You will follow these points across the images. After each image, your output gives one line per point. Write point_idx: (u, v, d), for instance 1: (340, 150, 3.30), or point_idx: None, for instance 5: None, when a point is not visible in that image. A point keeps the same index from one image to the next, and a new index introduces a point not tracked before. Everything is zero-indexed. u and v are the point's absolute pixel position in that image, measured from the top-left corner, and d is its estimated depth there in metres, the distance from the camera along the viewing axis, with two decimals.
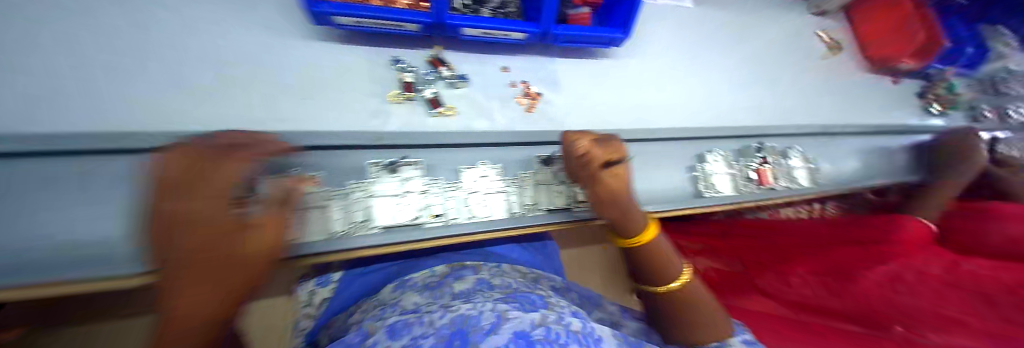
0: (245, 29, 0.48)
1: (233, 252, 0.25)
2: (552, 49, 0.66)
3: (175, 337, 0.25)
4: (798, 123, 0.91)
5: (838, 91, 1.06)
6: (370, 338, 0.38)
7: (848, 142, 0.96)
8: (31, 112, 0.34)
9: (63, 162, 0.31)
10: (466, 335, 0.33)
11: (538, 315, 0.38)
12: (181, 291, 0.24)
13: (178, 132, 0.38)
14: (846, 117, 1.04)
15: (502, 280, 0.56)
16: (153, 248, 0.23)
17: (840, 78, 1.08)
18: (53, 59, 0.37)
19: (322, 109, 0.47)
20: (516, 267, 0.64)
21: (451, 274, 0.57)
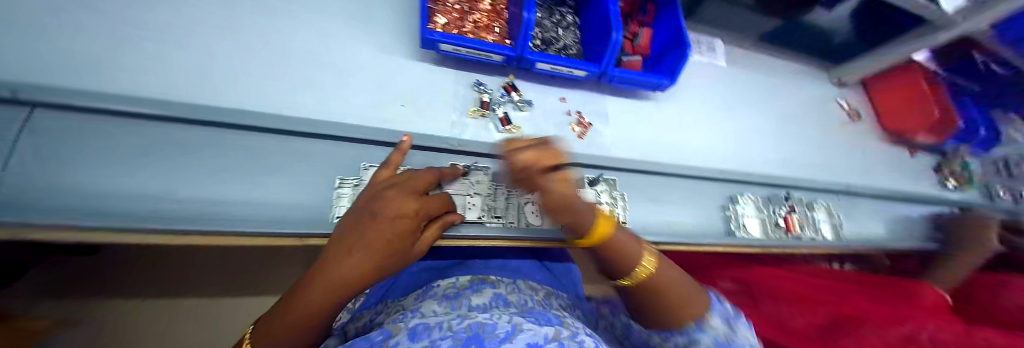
0: (365, 46, 0.60)
1: (402, 210, 0.38)
2: (605, 89, 0.75)
3: (341, 266, 0.33)
4: (821, 179, 0.98)
5: (857, 155, 1.13)
6: (392, 338, 0.34)
7: (867, 204, 1.02)
8: (237, 99, 0.50)
9: (287, 147, 0.49)
10: (482, 341, 0.30)
11: (553, 330, 0.34)
12: (366, 230, 0.35)
13: (313, 122, 0.49)
14: (865, 181, 1.10)
15: (522, 298, 0.49)
16: (367, 203, 0.38)
17: (859, 144, 1.16)
18: (246, 63, 0.52)
19: (416, 115, 0.58)
20: (530, 285, 0.58)
21: (470, 285, 0.50)
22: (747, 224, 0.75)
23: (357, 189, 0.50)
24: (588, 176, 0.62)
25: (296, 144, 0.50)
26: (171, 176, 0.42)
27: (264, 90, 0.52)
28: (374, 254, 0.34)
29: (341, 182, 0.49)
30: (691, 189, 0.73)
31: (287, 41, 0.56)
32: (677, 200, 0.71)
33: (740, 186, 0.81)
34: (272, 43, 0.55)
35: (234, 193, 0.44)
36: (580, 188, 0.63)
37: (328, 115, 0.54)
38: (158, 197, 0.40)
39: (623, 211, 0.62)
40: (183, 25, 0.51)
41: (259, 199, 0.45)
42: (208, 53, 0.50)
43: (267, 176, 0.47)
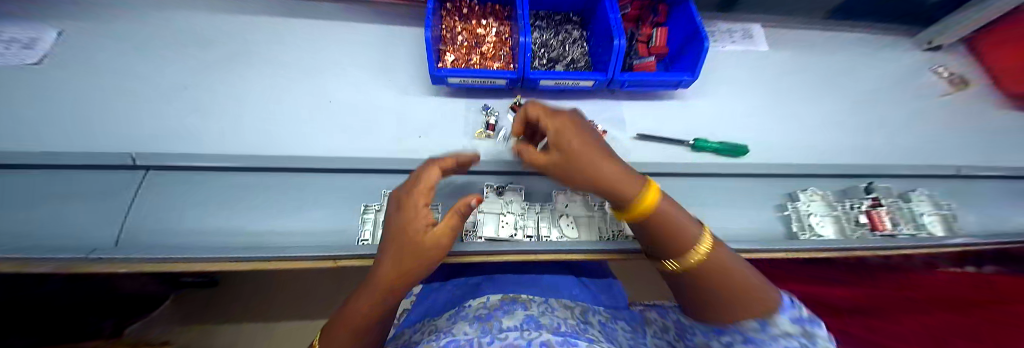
0: (386, 90, 0.69)
1: (403, 207, 0.36)
2: (619, 94, 0.73)
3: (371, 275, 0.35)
4: (919, 163, 0.80)
5: (973, 129, 0.90)
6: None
7: (1000, 190, 0.79)
8: (289, 148, 0.61)
9: (322, 183, 0.57)
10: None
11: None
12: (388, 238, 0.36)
13: (343, 161, 0.57)
14: (991, 160, 0.86)
15: (556, 320, 0.46)
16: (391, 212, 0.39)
17: (969, 117, 0.92)
18: (294, 119, 0.64)
19: (431, 144, 0.63)
20: (564, 302, 0.54)
21: (501, 306, 0.48)
22: (818, 225, 0.61)
23: (379, 214, 0.54)
24: None
25: (330, 179, 0.57)
26: (241, 214, 0.53)
27: (308, 138, 0.62)
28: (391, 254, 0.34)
29: (366, 208, 0.53)
30: (731, 188, 0.65)
31: (326, 96, 0.67)
32: (716, 202, 0.63)
33: (800, 181, 0.69)
34: (316, 99, 0.67)
35: (283, 224, 0.53)
36: None
37: (357, 152, 0.61)
38: (233, 231, 0.52)
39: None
40: (256, 97, 0.66)
41: (301, 228, 0.53)
42: (269, 116, 0.64)
43: (308, 208, 0.55)
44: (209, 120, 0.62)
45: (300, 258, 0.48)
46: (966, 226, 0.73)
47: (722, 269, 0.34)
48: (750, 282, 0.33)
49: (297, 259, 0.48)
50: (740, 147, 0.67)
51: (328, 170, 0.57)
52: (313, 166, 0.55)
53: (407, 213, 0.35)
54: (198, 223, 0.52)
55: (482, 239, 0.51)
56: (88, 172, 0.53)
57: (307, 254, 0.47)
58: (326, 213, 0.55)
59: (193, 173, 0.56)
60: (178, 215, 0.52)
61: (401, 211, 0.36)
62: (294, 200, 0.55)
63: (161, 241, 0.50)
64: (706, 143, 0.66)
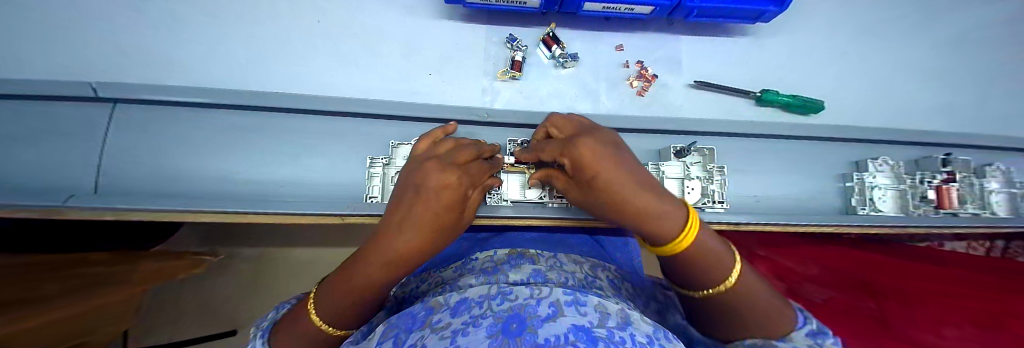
0: (385, 4, 0.53)
1: (435, 172, 0.32)
2: (678, 26, 0.58)
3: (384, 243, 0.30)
4: (1006, 132, 0.68)
5: None
6: (434, 315, 0.27)
7: None
8: (274, 81, 0.50)
9: (318, 128, 0.48)
10: (523, 320, 0.21)
11: (599, 315, 0.23)
12: (407, 206, 0.31)
13: (338, 101, 0.47)
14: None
15: (565, 275, 0.42)
16: (413, 177, 0.33)
17: None
18: (272, 43, 0.51)
19: (443, 84, 0.51)
20: (573, 257, 0.51)
21: (508, 261, 0.44)
22: (880, 199, 0.55)
23: (388, 168, 0.46)
24: (677, 146, 0.50)
25: (328, 123, 0.48)
26: (229, 160, 0.46)
27: (293, 70, 0.50)
28: (417, 228, 0.30)
29: (372, 161, 0.45)
30: (791, 153, 0.56)
31: (312, 13, 0.52)
32: (770, 168, 0.55)
33: (870, 148, 0.59)
34: (297, 17, 0.52)
35: (282, 173, 0.47)
36: (663, 160, 0.52)
37: (355, 91, 0.50)
38: (229, 179, 0.46)
39: (721, 186, 0.50)
40: (222, 9, 0.51)
41: (301, 180, 0.47)
42: (241, 36, 0.50)
43: (306, 157, 0.47)
44: (171, 39, 0.49)
45: (303, 214, 0.43)
46: None
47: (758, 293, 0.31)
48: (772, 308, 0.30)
49: (300, 214, 0.43)
50: (816, 102, 0.55)
51: (323, 113, 0.48)
52: (304, 107, 0.46)
53: (433, 179, 0.31)
54: (188, 168, 0.45)
55: (504, 202, 0.46)
56: (35, 102, 0.43)
57: (309, 210, 0.42)
58: (325, 164, 0.48)
59: (166, 109, 0.46)
60: (161, 158, 0.45)
61: (440, 174, 0.32)
62: (285, 147, 0.47)
63: (152, 187, 0.44)
64: (777, 96, 0.54)
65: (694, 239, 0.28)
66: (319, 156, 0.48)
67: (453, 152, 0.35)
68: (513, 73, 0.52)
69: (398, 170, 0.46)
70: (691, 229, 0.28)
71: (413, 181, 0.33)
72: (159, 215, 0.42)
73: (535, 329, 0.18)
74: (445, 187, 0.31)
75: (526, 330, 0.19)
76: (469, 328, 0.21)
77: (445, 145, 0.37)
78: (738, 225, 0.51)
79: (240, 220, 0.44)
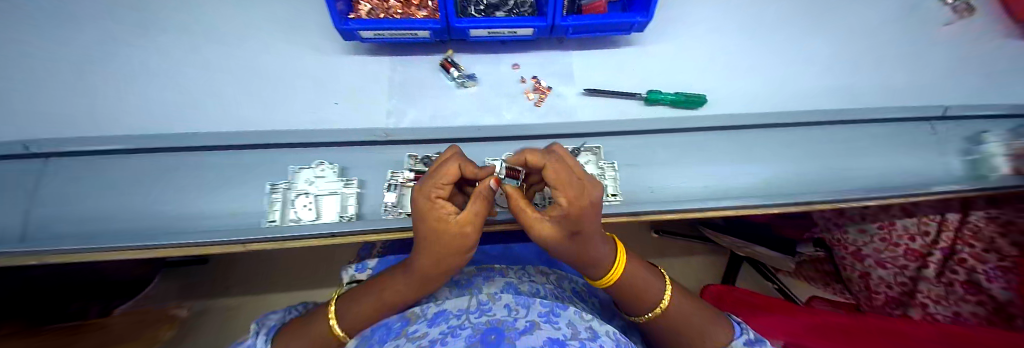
0: (299, 50, 0.59)
1: (424, 210, 0.36)
2: (567, 44, 0.64)
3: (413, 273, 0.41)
4: (917, 104, 0.69)
5: (1008, 62, 0.75)
6: (409, 326, 0.39)
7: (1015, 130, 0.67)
8: (190, 124, 0.54)
9: (226, 162, 0.51)
10: (501, 332, 0.33)
11: (573, 329, 0.36)
12: (420, 242, 0.38)
13: (247, 135, 0.51)
14: (1007, 100, 0.70)
15: (532, 286, 0.50)
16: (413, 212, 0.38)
17: (1000, 45, 0.76)
18: (196, 92, 0.57)
19: (349, 111, 0.55)
20: (541, 269, 0.58)
21: (479, 274, 0.53)
22: None
23: (290, 192, 0.49)
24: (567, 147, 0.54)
25: (239, 157, 0.52)
26: (138, 199, 0.49)
27: (213, 113, 0.55)
28: (423, 254, 0.39)
29: (273, 186, 0.48)
30: (685, 144, 0.59)
31: (234, 63, 0.59)
32: (665, 161, 0.57)
33: (765, 133, 0.62)
34: (222, 68, 0.59)
35: (190, 207, 0.49)
36: None
37: (267, 126, 0.54)
38: (146, 215, 0.48)
39: (614, 180, 0.53)
40: (166, 69, 0.58)
41: (213, 211, 0.49)
42: (170, 89, 0.57)
43: (219, 188, 0.50)
44: (117, 98, 0.56)
45: (197, 244, 0.45)
46: (961, 173, 0.64)
47: (633, 286, 0.43)
48: (647, 283, 0.43)
49: (193, 244, 0.44)
50: (699, 96, 0.59)
51: (232, 148, 0.52)
52: (215, 143, 0.50)
53: (423, 212, 0.36)
54: (98, 210, 0.48)
55: (402, 215, 0.48)
56: None
57: (202, 239, 0.44)
58: (228, 194, 0.50)
59: (99, 158, 0.51)
60: (72, 203, 0.48)
61: (426, 206, 0.36)
62: (193, 183, 0.50)
63: (64, 231, 0.46)
64: (660, 95, 0.58)
65: (616, 275, 0.41)
66: (224, 187, 0.50)
67: (434, 173, 0.36)
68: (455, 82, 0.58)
69: (299, 193, 0.49)
70: (615, 268, 0.40)
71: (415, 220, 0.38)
72: (58, 257, 0.44)
73: (512, 342, 0.31)
74: (438, 220, 0.36)
75: (504, 342, 0.31)
76: (449, 338, 0.33)
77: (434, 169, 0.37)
78: (637, 216, 0.53)
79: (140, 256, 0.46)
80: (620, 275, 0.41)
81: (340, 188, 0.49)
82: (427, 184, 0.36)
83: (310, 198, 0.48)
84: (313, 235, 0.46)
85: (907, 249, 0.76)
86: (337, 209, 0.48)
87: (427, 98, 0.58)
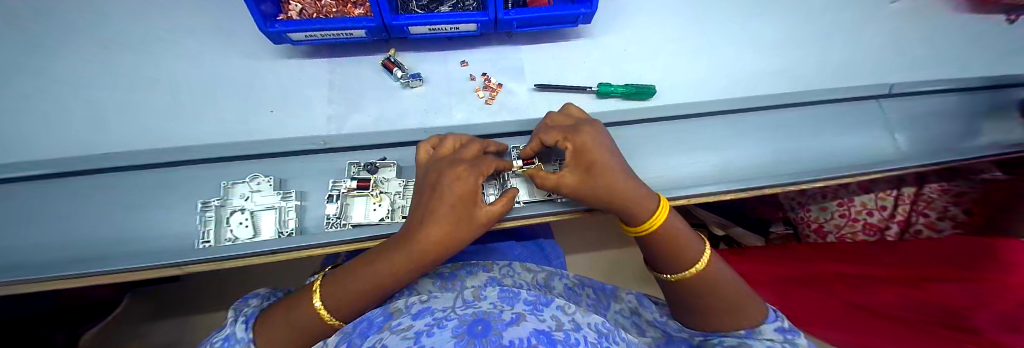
0: (230, 56, 0.56)
1: (448, 184, 0.39)
2: (517, 38, 0.64)
3: (416, 250, 0.38)
4: (862, 83, 0.71)
5: (950, 38, 0.77)
6: (392, 320, 0.35)
7: (957, 104, 0.69)
8: (108, 142, 0.51)
9: (150, 181, 0.48)
10: (488, 323, 0.30)
11: (557, 321, 0.34)
12: (432, 211, 0.39)
13: (173, 150, 0.48)
14: (946, 74, 0.73)
15: (516, 281, 0.52)
16: (429, 188, 0.41)
17: (943, 21, 0.78)
18: (113, 106, 0.53)
19: (288, 118, 0.53)
20: (528, 266, 0.59)
21: (463, 268, 0.55)
22: None
23: (224, 209, 0.47)
24: (518, 146, 0.53)
25: (165, 174, 0.49)
26: (52, 226, 0.45)
27: (136, 128, 0.52)
28: (440, 224, 0.38)
29: (204, 204, 0.45)
30: (639, 135, 0.59)
31: (157, 73, 0.55)
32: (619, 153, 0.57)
33: (716, 120, 0.63)
34: (145, 78, 0.55)
35: (112, 230, 0.46)
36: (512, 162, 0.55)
37: (199, 139, 0.51)
38: (60, 244, 0.44)
39: None
40: (84, 83, 0.54)
41: (140, 234, 0.46)
42: (84, 104, 0.52)
43: (149, 209, 0.47)
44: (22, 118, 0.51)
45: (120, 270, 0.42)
46: (904, 148, 0.66)
47: (671, 237, 0.41)
48: (682, 237, 0.41)
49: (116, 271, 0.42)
50: (648, 86, 0.59)
51: (157, 165, 0.48)
52: (136, 161, 0.47)
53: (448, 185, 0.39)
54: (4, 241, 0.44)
55: (348, 226, 0.47)
56: None
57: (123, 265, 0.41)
58: (155, 214, 0.47)
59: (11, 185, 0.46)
60: None
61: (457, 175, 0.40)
62: (115, 204, 0.47)
63: None
64: (609, 87, 0.58)
65: (660, 219, 0.40)
66: (150, 208, 0.47)
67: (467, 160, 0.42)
68: (399, 82, 0.56)
69: (233, 210, 0.47)
70: (657, 212, 0.40)
71: (432, 191, 0.40)
72: None
73: (500, 332, 0.28)
74: (470, 192, 0.39)
75: (491, 333, 0.28)
76: (435, 329, 0.30)
77: (458, 153, 0.44)
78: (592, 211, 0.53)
79: (59, 285, 0.43)
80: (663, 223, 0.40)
81: (278, 201, 0.47)
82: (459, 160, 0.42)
83: (246, 214, 0.47)
84: (250, 254, 0.44)
85: (865, 223, 0.81)
86: (277, 223, 0.46)
87: (370, 100, 0.55)
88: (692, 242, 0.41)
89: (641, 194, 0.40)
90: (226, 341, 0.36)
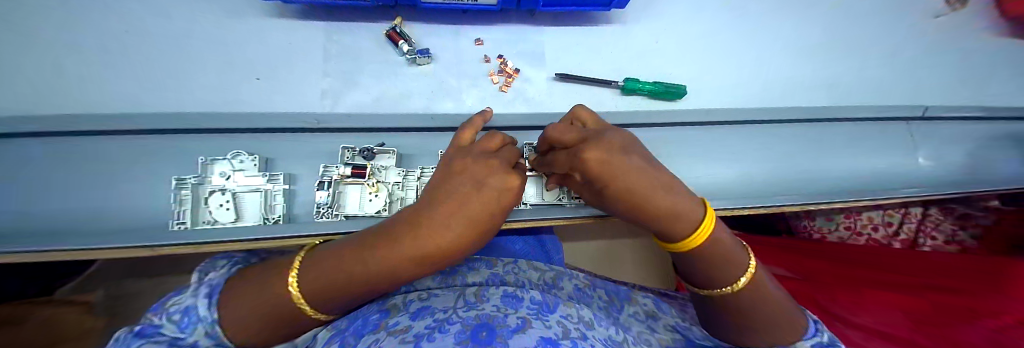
0: (209, 9, 0.48)
1: (491, 180, 0.36)
2: (539, 18, 0.56)
3: (438, 246, 0.32)
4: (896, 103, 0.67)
5: (991, 60, 0.72)
6: (390, 318, 0.33)
7: (986, 132, 0.66)
8: (62, 99, 0.44)
9: (112, 150, 0.42)
10: (492, 329, 0.28)
11: (564, 328, 0.31)
12: (467, 206, 0.34)
13: (140, 115, 0.42)
14: (980, 100, 0.69)
15: (521, 279, 0.49)
16: (467, 178, 0.36)
17: (988, 41, 0.73)
18: (66, 57, 0.45)
19: (275, 88, 0.46)
20: (535, 265, 0.57)
21: (464, 264, 0.52)
22: None
23: (202, 188, 0.42)
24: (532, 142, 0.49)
25: (132, 143, 0.43)
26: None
27: (95, 86, 0.45)
28: (470, 220, 0.34)
29: (178, 181, 0.40)
30: (662, 139, 0.55)
31: (120, 22, 0.47)
32: None
33: (743, 130, 0.58)
34: (105, 27, 0.47)
35: (71, 204, 0.41)
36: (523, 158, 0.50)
37: (171, 104, 0.45)
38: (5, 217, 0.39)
39: None
40: (25, 24, 0.45)
41: (104, 210, 0.41)
42: (30, 52, 0.45)
43: (115, 182, 0.42)
44: None
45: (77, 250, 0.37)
46: (926, 175, 0.64)
47: (712, 253, 0.37)
48: (732, 251, 0.38)
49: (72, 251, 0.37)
50: (679, 87, 0.54)
51: (121, 132, 0.42)
52: (95, 126, 0.41)
53: (491, 180, 0.36)
54: None
55: (341, 217, 0.43)
56: None
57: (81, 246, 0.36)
58: (118, 188, 0.42)
59: None
60: None
61: (506, 179, 0.37)
62: (72, 174, 0.41)
63: None
64: (637, 85, 0.53)
65: (699, 240, 0.35)
66: (113, 181, 0.42)
67: (506, 158, 0.40)
68: (406, 58, 0.50)
69: (213, 189, 0.42)
70: (698, 233, 0.35)
71: (471, 183, 0.35)
72: None
73: (505, 340, 0.25)
74: (510, 195, 0.37)
75: (496, 340, 0.25)
76: (437, 334, 0.28)
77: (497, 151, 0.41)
78: (604, 217, 0.50)
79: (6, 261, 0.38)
80: (704, 240, 0.36)
81: (263, 184, 0.42)
82: (499, 159, 0.39)
83: (227, 195, 0.42)
84: (230, 240, 0.40)
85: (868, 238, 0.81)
86: (261, 209, 0.42)
87: (370, 75, 0.49)
88: (740, 254, 0.38)
89: (681, 209, 0.35)
90: (187, 317, 0.28)
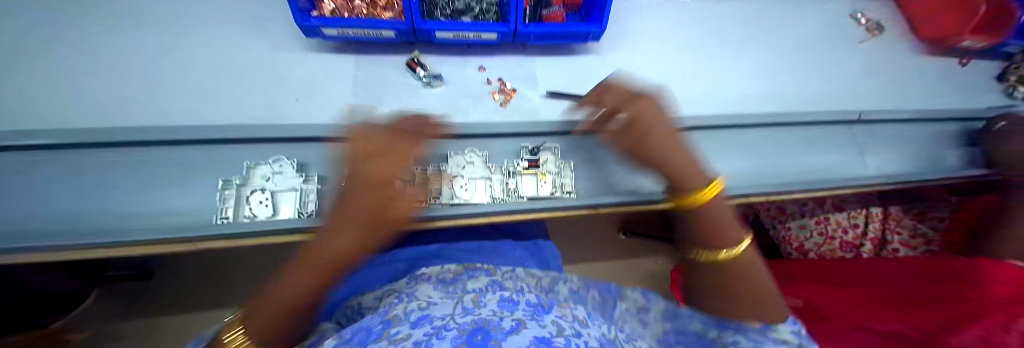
0: (259, 46, 0.59)
1: (350, 185, 0.40)
2: (531, 49, 0.68)
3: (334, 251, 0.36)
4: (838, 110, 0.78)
5: (911, 76, 0.86)
6: (392, 327, 0.29)
7: (918, 133, 0.77)
8: (128, 117, 0.51)
9: (166, 159, 0.49)
10: (489, 332, 0.25)
11: (558, 326, 0.28)
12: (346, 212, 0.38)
13: (194, 128, 0.49)
14: (909, 107, 0.82)
15: (519, 285, 0.49)
16: (352, 185, 0.40)
17: (905, 61, 0.88)
18: (134, 84, 0.54)
19: (311, 106, 0.55)
20: (530, 272, 0.60)
21: (463, 273, 0.53)
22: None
23: (243, 189, 0.48)
24: (529, 145, 0.57)
25: (184, 151, 0.49)
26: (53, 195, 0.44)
27: (155, 106, 0.53)
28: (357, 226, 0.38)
29: (225, 183, 0.46)
30: None
31: (182, 55, 0.57)
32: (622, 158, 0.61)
33: (712, 134, 0.68)
34: (168, 60, 0.56)
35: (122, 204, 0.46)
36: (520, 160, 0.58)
37: (220, 120, 0.53)
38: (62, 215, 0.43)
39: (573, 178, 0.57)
40: (105, 59, 0.54)
41: (151, 210, 0.46)
42: (101, 79, 0.53)
43: (165, 185, 0.47)
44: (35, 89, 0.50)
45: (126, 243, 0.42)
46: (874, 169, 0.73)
47: (711, 214, 0.45)
48: (727, 220, 0.46)
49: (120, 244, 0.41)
50: None
51: (175, 143, 0.49)
52: (153, 137, 0.47)
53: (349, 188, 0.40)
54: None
55: None
56: None
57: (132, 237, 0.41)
58: (167, 191, 0.47)
59: None
60: None
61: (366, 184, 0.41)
62: (127, 179, 0.47)
63: None
64: None
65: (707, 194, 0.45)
66: (165, 184, 0.48)
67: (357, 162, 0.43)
68: (423, 82, 0.60)
69: (255, 189, 0.48)
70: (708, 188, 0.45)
71: (349, 192, 0.40)
72: None
73: (503, 342, 0.23)
74: (374, 197, 0.40)
75: (493, 343, 0.22)
76: (434, 340, 0.24)
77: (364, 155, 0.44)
78: (597, 209, 0.56)
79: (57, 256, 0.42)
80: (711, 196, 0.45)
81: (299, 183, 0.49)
82: (366, 163, 0.43)
83: (267, 194, 0.48)
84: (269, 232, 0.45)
85: (841, 241, 0.88)
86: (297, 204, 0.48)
87: (392, 95, 0.59)
88: (735, 230, 0.45)
89: (694, 171, 0.46)
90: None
